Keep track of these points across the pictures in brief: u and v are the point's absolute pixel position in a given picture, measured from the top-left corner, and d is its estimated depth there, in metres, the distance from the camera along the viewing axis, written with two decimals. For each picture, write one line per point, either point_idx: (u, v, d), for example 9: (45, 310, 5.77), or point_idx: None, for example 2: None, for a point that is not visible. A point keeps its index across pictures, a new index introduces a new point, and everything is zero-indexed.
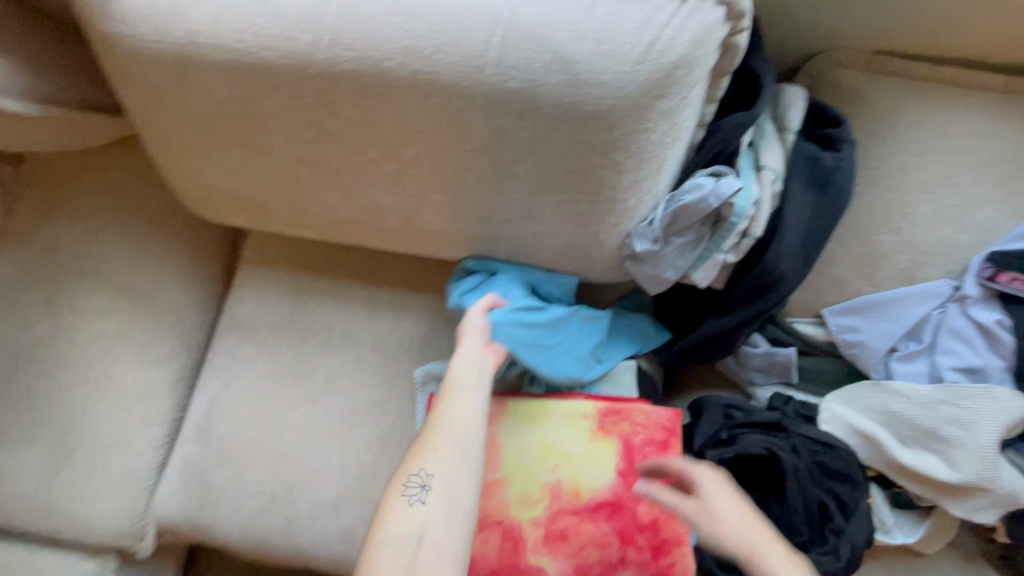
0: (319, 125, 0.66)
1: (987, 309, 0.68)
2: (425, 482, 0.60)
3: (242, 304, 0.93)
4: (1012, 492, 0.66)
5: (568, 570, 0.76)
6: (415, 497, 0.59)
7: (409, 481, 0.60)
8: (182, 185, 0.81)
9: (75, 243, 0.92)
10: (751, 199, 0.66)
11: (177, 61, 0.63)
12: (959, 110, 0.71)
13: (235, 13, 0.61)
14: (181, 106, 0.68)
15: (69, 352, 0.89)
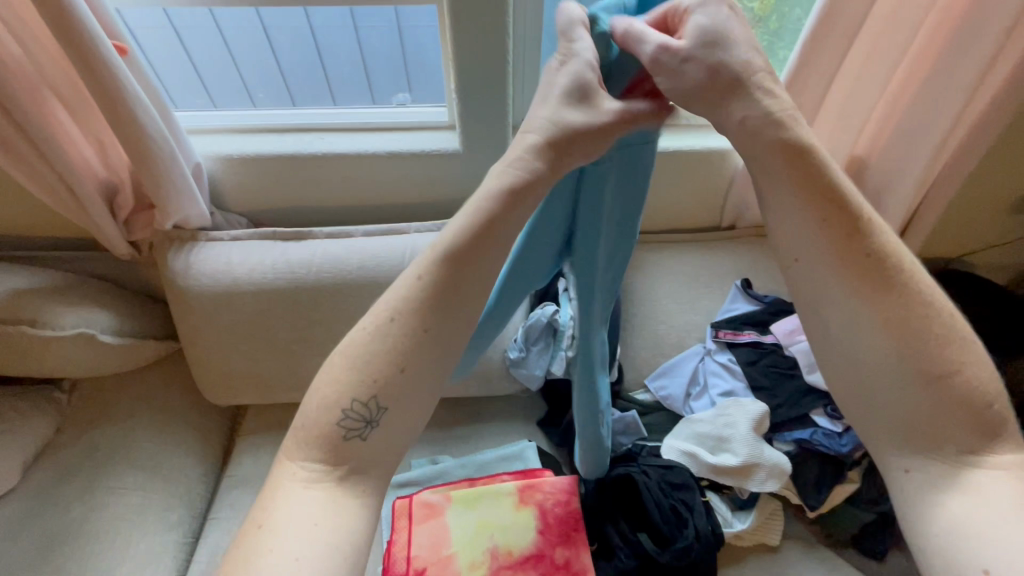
0: (308, 315, 1.11)
1: (723, 353, 1.13)
2: (365, 407, 0.48)
3: (242, 465, 1.22)
4: (776, 462, 1.01)
5: None
6: (354, 430, 0.48)
7: (347, 410, 0.47)
8: (208, 376, 1.18)
9: (112, 440, 1.22)
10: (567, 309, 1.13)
11: (225, 295, 1.10)
12: (679, 251, 1.26)
13: (262, 266, 1.10)
14: (222, 320, 1.12)
15: (98, 526, 1.11)
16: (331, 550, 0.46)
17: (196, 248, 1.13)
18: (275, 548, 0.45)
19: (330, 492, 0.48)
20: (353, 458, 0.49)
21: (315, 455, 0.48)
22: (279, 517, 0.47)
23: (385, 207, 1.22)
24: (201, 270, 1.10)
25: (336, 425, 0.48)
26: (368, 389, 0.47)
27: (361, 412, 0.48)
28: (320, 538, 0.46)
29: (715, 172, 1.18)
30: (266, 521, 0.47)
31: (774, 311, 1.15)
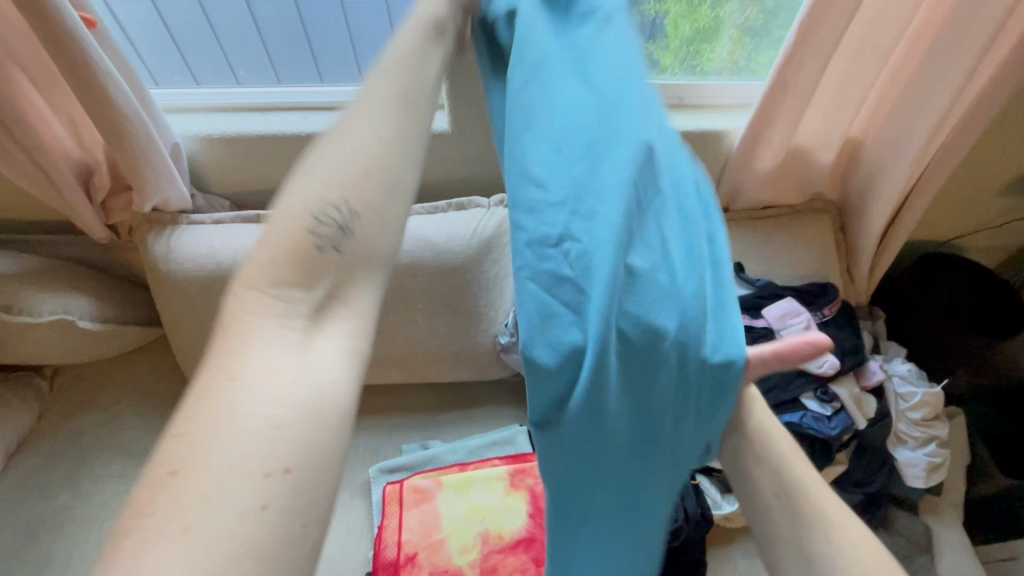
0: None
1: None
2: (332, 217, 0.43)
3: None
4: None
5: None
6: (320, 244, 0.42)
7: (314, 222, 0.42)
8: (192, 362, 1.16)
9: (97, 427, 1.20)
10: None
11: (207, 280, 1.07)
12: None
13: (245, 250, 1.07)
14: (205, 305, 1.09)
15: (85, 514, 1.10)
16: (301, 396, 0.36)
17: (177, 231, 1.09)
18: (242, 398, 0.35)
19: (302, 332, 0.39)
20: (333, 274, 0.42)
21: (285, 283, 0.41)
22: (249, 354, 0.38)
23: None
24: (182, 254, 1.07)
25: (301, 239, 0.42)
26: (337, 192, 0.44)
27: (333, 216, 0.43)
28: (287, 379, 0.37)
29: (708, 154, 1.16)
30: (236, 361, 0.37)
31: (766, 295, 1.14)
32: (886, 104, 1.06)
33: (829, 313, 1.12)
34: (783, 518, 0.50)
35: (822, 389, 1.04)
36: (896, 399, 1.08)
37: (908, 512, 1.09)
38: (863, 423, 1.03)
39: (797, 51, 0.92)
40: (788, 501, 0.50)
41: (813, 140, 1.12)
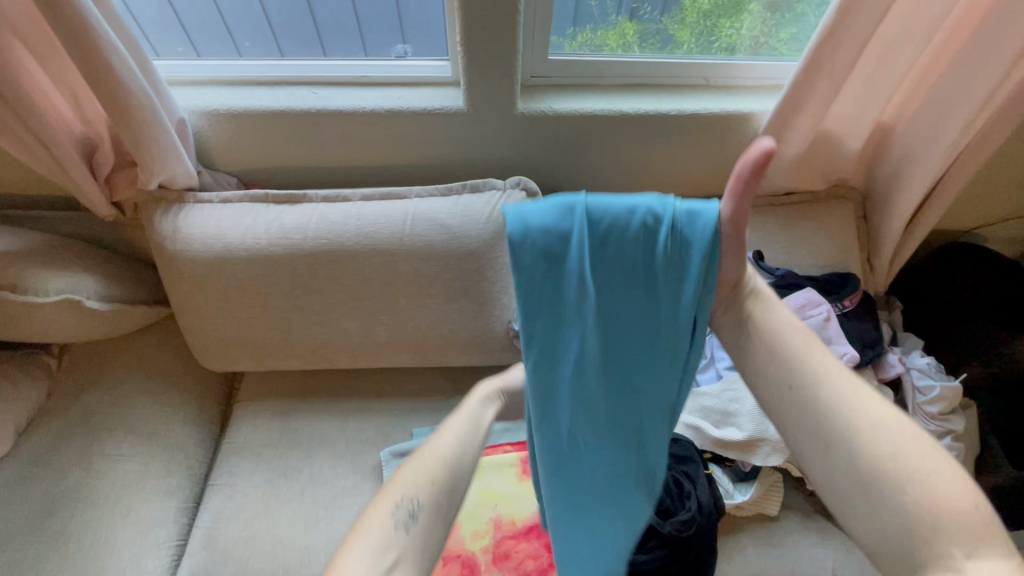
0: (305, 284, 1.06)
1: None
2: (414, 503, 0.55)
3: (240, 432, 1.21)
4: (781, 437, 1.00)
5: None
6: (401, 522, 0.54)
7: (399, 504, 0.54)
8: (201, 343, 1.14)
9: (106, 406, 1.19)
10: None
11: (216, 262, 1.05)
12: None
13: (255, 231, 1.04)
14: (214, 287, 1.07)
15: (96, 493, 1.10)
16: None
17: (184, 210, 1.06)
18: None
19: None
20: (400, 544, 0.53)
21: (371, 541, 0.52)
22: (413, 476, 0.57)
23: (383, 169, 1.16)
24: (190, 234, 1.05)
25: (391, 512, 0.54)
26: (425, 468, 0.57)
27: (408, 503, 0.54)
28: None
29: (732, 137, 1.12)
30: (405, 485, 0.56)
31: (786, 285, 1.12)
32: (921, 88, 1.02)
33: (850, 304, 1.10)
34: (800, 411, 0.54)
35: None
36: (914, 393, 1.08)
37: None
38: None
39: (835, 32, 0.87)
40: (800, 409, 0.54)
41: (841, 125, 1.08)
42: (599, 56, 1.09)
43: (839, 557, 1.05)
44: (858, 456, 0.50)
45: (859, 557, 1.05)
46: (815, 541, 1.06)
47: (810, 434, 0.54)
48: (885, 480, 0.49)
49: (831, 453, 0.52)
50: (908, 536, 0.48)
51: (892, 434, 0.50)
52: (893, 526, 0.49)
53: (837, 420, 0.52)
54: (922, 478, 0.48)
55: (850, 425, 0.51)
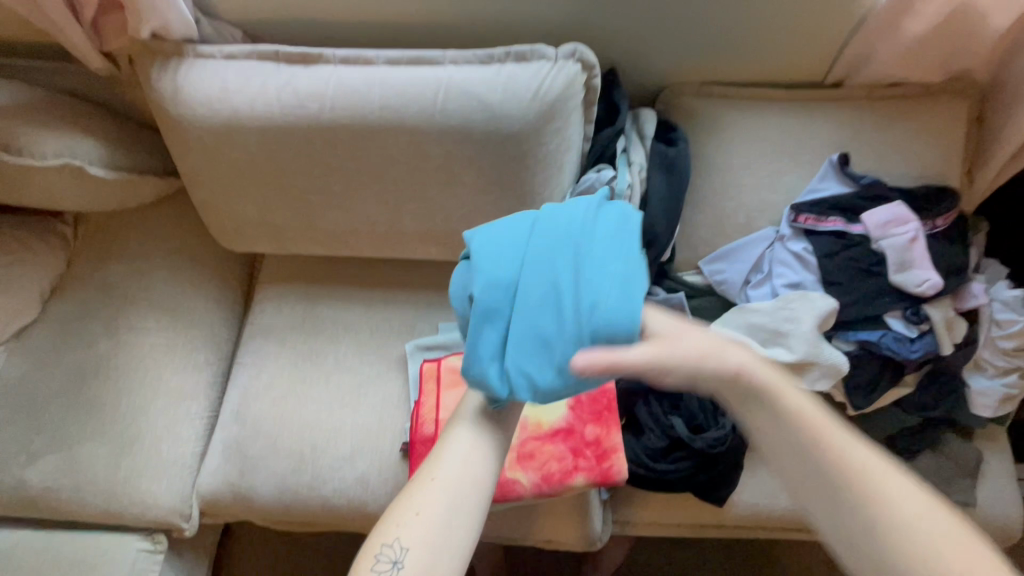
0: (323, 162, 0.95)
1: (798, 242, 0.98)
2: (397, 551, 0.55)
3: (264, 314, 1.18)
4: (834, 362, 0.93)
5: (536, 480, 0.94)
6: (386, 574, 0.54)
7: (383, 553, 0.55)
8: (217, 221, 1.07)
9: (127, 279, 1.16)
10: (625, 180, 0.97)
11: (224, 129, 0.93)
12: (766, 112, 1.03)
13: (266, 94, 0.90)
14: (223, 160, 0.96)
15: (125, 363, 1.11)
16: None
17: (184, 65, 0.92)
18: None
19: None
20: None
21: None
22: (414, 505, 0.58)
23: (411, 26, 0.97)
24: (192, 95, 0.92)
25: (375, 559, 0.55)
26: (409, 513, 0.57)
27: (391, 554, 0.55)
28: None
29: None
30: (409, 511, 0.57)
31: (870, 196, 0.97)
32: None
33: (941, 224, 0.96)
34: (768, 417, 0.56)
35: (914, 308, 0.93)
36: (990, 326, 0.98)
37: (962, 439, 1.04)
38: (949, 349, 0.93)
39: None
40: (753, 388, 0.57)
41: None
42: None
43: None
44: (824, 470, 0.53)
45: None
46: None
47: (775, 437, 0.56)
48: (858, 487, 0.52)
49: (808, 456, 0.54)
50: (879, 559, 0.50)
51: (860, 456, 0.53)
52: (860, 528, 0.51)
53: (793, 428, 0.55)
54: (887, 481, 0.52)
55: (862, 493, 0.52)
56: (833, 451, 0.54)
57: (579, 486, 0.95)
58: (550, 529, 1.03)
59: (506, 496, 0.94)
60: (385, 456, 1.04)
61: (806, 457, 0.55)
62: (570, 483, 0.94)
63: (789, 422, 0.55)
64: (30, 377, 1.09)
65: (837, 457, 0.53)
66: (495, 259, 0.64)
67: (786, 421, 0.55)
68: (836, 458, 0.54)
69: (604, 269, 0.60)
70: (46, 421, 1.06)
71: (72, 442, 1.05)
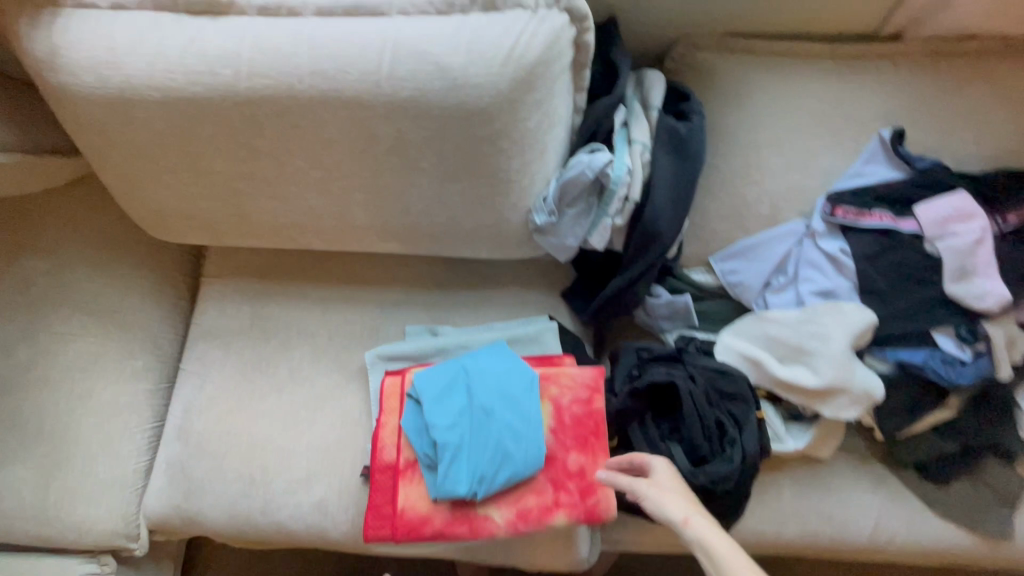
0: (248, 144, 0.76)
1: (833, 240, 0.81)
2: None
3: (207, 314, 1.03)
4: (868, 388, 0.78)
5: (510, 517, 0.81)
6: None
7: None
8: (137, 211, 0.90)
9: (46, 276, 1.00)
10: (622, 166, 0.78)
11: (119, 102, 0.74)
12: (800, 74, 0.84)
13: (164, 57, 0.71)
14: (127, 140, 0.78)
15: (50, 374, 0.97)
16: None
17: (61, 20, 0.72)
18: None
19: None
20: None
21: None
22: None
23: None
24: (73, 58, 0.72)
25: None
26: None
27: None
28: None
29: None
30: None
31: (926, 183, 0.78)
32: None
33: (1013, 221, 0.76)
34: (693, 542, 0.68)
35: (969, 325, 0.76)
36: None
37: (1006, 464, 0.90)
38: (1008, 374, 0.76)
39: None
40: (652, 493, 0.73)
41: None
42: None
43: (892, 509, 0.90)
44: (713, 552, 0.65)
45: (915, 510, 0.91)
46: (868, 490, 0.91)
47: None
48: (722, 560, 0.64)
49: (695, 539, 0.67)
50: None
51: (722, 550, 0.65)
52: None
53: (711, 566, 0.65)
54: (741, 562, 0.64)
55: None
56: (706, 528, 0.67)
57: (560, 524, 0.81)
58: (530, 557, 0.92)
59: (476, 534, 0.81)
60: (345, 481, 0.93)
61: (696, 536, 0.67)
62: (550, 522, 0.81)
63: (699, 542, 0.67)
64: None
65: (708, 534, 0.67)
66: (441, 393, 0.83)
67: (690, 524, 0.68)
68: (710, 530, 0.67)
69: (525, 408, 0.83)
70: None
71: None
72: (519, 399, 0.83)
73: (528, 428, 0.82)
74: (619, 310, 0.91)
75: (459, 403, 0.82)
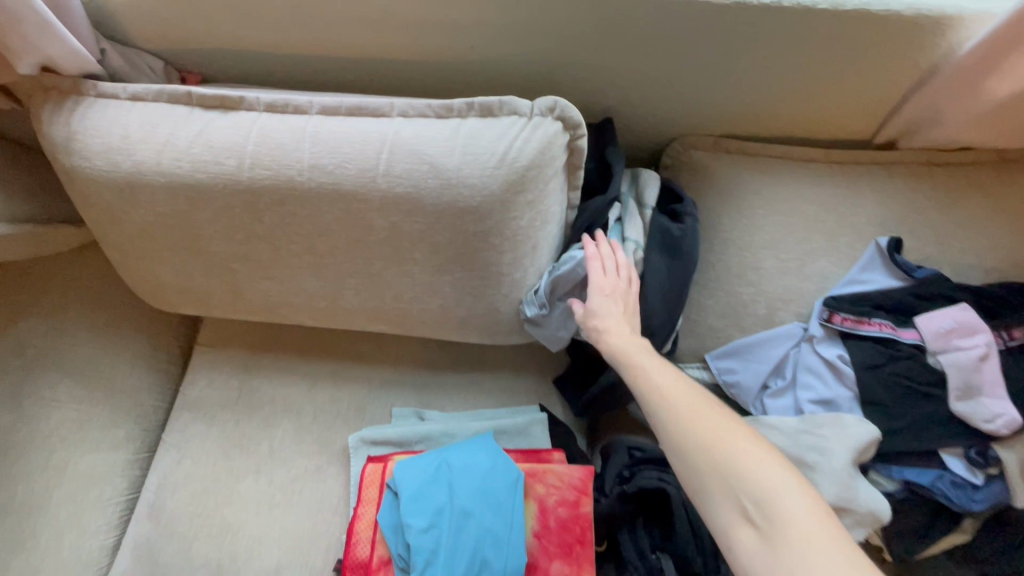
0: (246, 228, 0.78)
1: (831, 346, 0.78)
2: None
3: (195, 385, 1.02)
4: (873, 510, 0.73)
5: None
6: None
7: None
8: (134, 283, 0.91)
9: (40, 338, 1.01)
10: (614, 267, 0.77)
11: (127, 185, 0.76)
12: (796, 180, 0.83)
13: (173, 147, 0.74)
14: (130, 219, 0.80)
15: (28, 441, 0.95)
16: None
17: (82, 107, 0.76)
18: None
19: None
20: None
21: None
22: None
23: (361, 65, 0.80)
24: (88, 144, 0.75)
25: None
26: None
27: None
28: None
29: (905, 53, 0.69)
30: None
31: (926, 294, 0.76)
32: None
33: (1019, 337, 0.73)
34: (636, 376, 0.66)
35: (978, 447, 0.72)
36: None
37: None
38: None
39: None
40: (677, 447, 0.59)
41: None
42: None
43: None
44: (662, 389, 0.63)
45: None
46: None
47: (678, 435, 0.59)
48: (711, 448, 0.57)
49: (718, 493, 0.55)
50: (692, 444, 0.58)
51: (760, 475, 0.54)
52: (687, 473, 0.58)
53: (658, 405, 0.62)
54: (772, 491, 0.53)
55: (677, 423, 0.59)
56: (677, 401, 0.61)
57: None
58: None
59: None
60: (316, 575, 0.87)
61: (702, 467, 0.57)
62: None
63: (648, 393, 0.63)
64: None
65: (679, 401, 0.61)
66: (421, 490, 0.79)
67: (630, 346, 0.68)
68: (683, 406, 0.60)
69: (507, 512, 0.78)
70: None
71: None
72: (501, 502, 0.79)
73: (509, 535, 0.77)
74: (613, 403, 0.89)
75: (439, 501, 0.78)
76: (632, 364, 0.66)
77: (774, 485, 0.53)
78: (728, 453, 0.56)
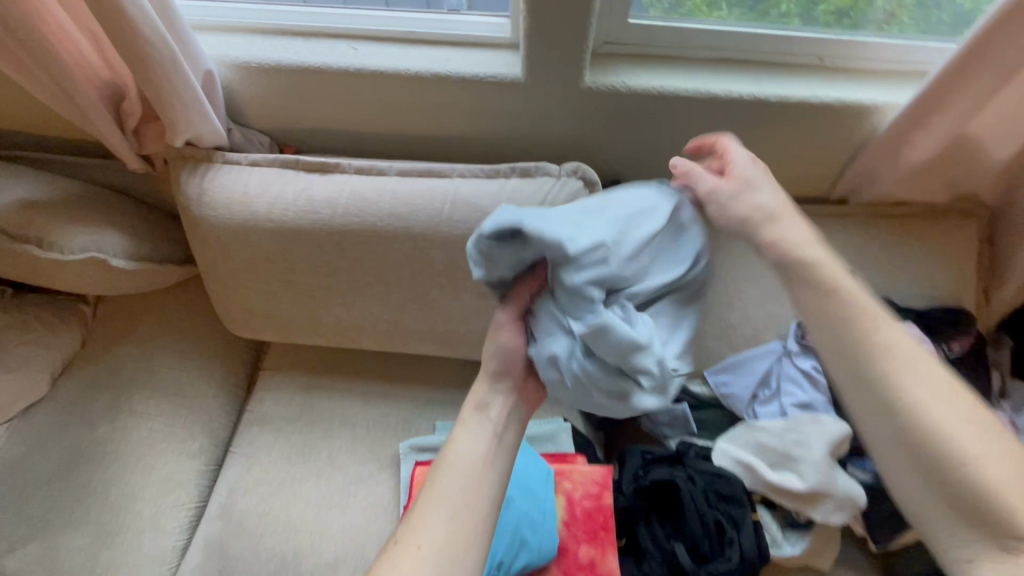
0: (332, 263, 0.98)
1: (806, 359, 0.97)
2: None
3: (263, 403, 1.18)
4: (850, 495, 0.88)
5: None
6: None
7: None
8: (226, 311, 1.09)
9: (137, 361, 1.18)
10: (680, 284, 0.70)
11: (242, 229, 0.97)
12: None
13: (282, 201, 0.96)
14: (238, 256, 1.00)
15: (124, 449, 1.11)
16: None
17: (211, 170, 0.98)
18: None
19: None
20: None
21: None
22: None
23: (425, 140, 1.03)
24: (215, 197, 0.97)
25: None
26: None
27: None
28: None
29: (843, 132, 0.92)
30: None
31: None
32: None
33: (956, 349, 0.92)
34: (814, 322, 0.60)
35: None
36: None
37: None
38: None
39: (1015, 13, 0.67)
40: (839, 350, 0.58)
41: (992, 129, 0.86)
42: (685, 21, 0.89)
43: None
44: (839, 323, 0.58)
45: None
46: None
47: (854, 388, 0.57)
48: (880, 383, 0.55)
49: (869, 426, 0.57)
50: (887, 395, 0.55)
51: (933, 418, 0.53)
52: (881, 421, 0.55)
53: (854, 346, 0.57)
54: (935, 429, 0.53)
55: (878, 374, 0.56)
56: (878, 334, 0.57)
57: None
58: None
59: None
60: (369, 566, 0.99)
61: (879, 413, 0.55)
62: None
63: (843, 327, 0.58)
64: (30, 459, 1.09)
65: (875, 341, 0.57)
66: None
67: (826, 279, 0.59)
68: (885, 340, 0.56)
69: (538, 500, 0.92)
70: (35, 507, 1.04)
71: (56, 531, 1.03)
72: (533, 492, 0.93)
73: (541, 519, 0.91)
74: None
75: None
76: (811, 254, 0.60)
77: (935, 412, 0.53)
78: (907, 362, 0.55)
